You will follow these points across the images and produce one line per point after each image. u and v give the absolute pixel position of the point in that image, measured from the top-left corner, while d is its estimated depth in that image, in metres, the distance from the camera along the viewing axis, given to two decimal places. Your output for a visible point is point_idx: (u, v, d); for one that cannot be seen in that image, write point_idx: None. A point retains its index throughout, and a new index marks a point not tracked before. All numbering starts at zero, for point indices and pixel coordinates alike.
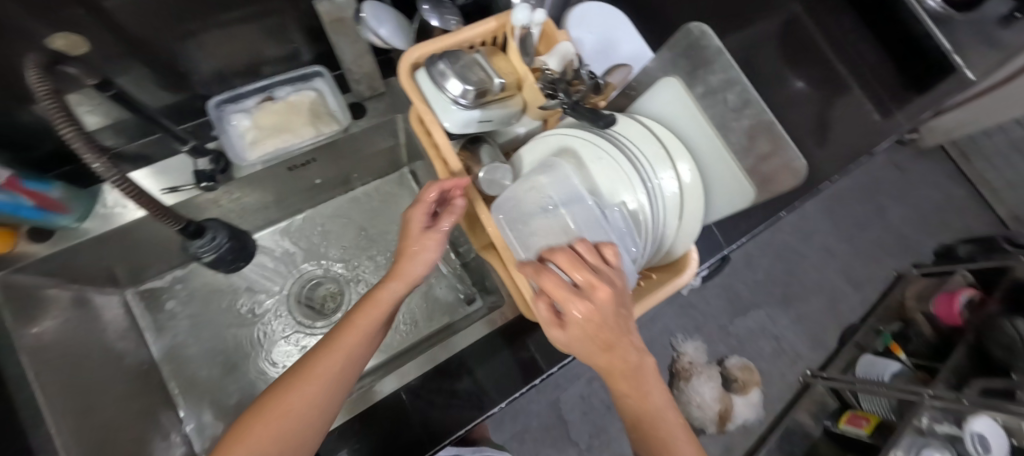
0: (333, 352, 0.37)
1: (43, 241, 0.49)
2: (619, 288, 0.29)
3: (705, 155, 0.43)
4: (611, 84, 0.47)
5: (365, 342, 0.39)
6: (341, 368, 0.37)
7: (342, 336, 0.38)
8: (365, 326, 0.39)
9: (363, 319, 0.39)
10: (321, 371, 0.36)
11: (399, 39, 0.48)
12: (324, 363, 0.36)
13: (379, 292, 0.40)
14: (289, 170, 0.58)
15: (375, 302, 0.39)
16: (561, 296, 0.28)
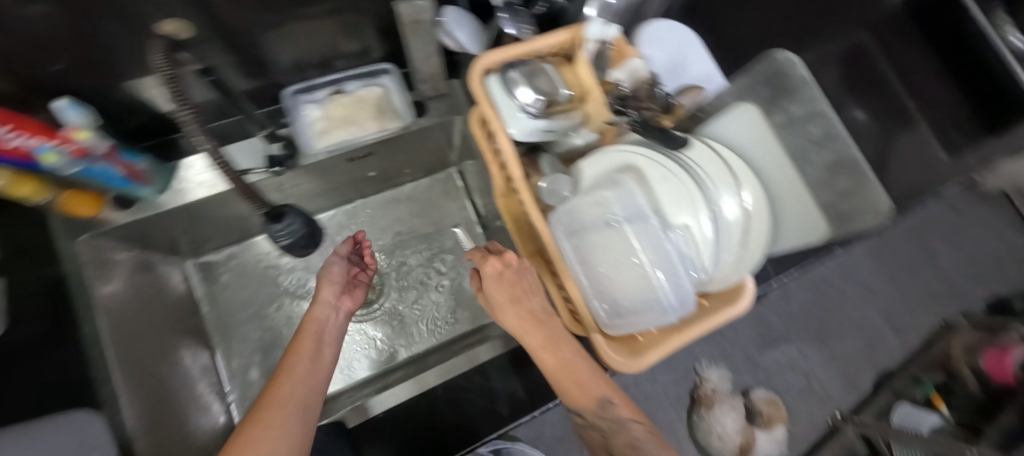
0: (282, 377, 0.43)
1: (123, 209, 0.53)
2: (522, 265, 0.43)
3: (777, 184, 0.42)
4: (683, 105, 0.46)
5: (311, 354, 0.48)
6: (298, 381, 0.43)
7: (285, 364, 0.45)
8: (308, 341, 0.49)
9: (301, 341, 0.49)
10: (283, 377, 0.43)
11: (473, 44, 0.51)
12: (282, 385, 0.42)
13: (313, 312, 0.53)
14: (349, 161, 0.60)
15: (313, 319, 0.53)
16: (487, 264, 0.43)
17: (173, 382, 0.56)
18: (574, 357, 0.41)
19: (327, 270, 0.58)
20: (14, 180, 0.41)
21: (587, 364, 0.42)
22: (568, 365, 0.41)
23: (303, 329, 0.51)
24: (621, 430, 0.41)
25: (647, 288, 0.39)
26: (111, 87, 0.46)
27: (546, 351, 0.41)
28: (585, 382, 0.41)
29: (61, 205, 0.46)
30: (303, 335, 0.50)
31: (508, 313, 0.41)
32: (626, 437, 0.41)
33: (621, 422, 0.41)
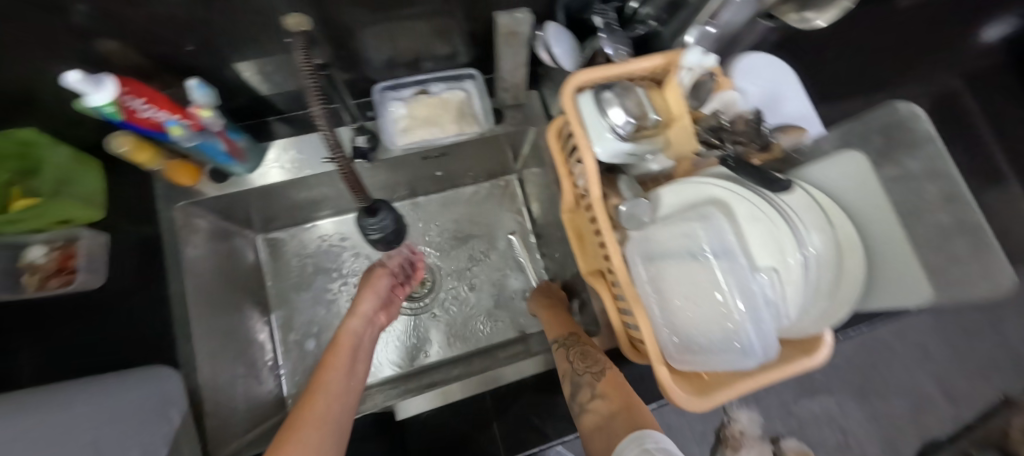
0: (328, 365, 0.48)
1: (216, 183, 0.57)
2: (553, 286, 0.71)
3: (879, 238, 0.41)
4: (781, 144, 0.44)
5: (346, 363, 0.49)
6: (338, 372, 0.47)
7: (325, 362, 0.49)
8: (345, 354, 0.50)
9: (337, 352, 0.50)
10: (319, 391, 0.44)
11: (569, 60, 0.49)
12: (328, 375, 0.47)
13: (348, 323, 0.55)
14: (422, 159, 0.63)
15: (347, 331, 0.54)
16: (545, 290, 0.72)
17: (235, 349, 0.59)
18: (551, 315, 0.61)
19: (371, 282, 0.60)
20: (134, 145, 0.45)
21: (553, 316, 0.60)
22: (549, 311, 0.62)
23: (338, 340, 0.52)
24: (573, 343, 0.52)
25: (729, 326, 0.38)
26: (225, 66, 0.49)
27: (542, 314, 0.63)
28: (557, 323, 0.58)
29: (168, 174, 0.50)
30: (340, 347, 0.51)
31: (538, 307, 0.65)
32: (575, 349, 0.50)
33: (570, 342, 0.52)
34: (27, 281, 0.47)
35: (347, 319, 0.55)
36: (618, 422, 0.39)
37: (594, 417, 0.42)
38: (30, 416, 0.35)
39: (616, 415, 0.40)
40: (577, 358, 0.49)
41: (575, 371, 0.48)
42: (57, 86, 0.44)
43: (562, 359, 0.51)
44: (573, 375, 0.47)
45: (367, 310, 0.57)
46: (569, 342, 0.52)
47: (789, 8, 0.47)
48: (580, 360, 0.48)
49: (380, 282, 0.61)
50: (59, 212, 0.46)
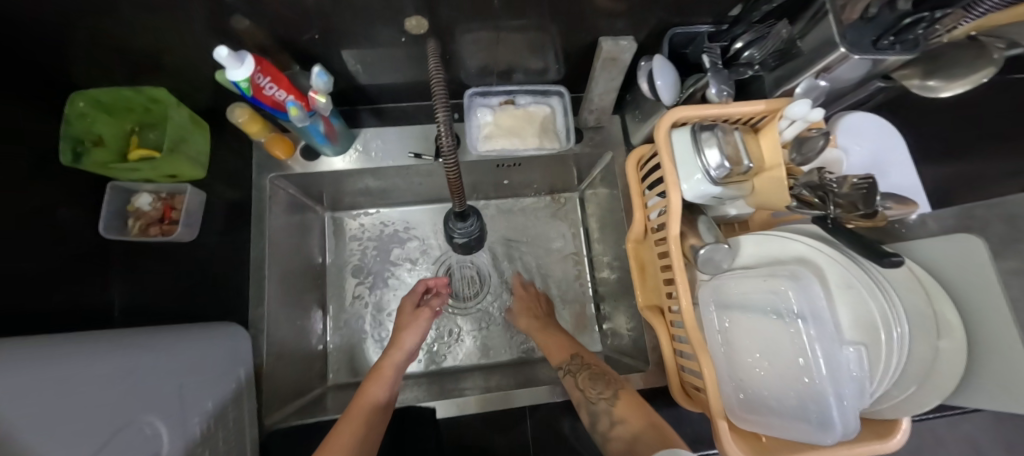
0: (365, 392, 0.49)
1: (307, 160, 0.61)
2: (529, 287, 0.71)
3: (987, 331, 0.37)
4: (888, 214, 0.41)
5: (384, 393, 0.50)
6: (376, 395, 0.49)
7: (363, 390, 0.49)
8: (383, 384, 0.50)
9: (373, 382, 0.50)
10: (345, 424, 0.44)
11: (668, 93, 0.49)
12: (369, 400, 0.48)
13: (385, 359, 0.54)
14: (497, 166, 0.66)
15: (382, 367, 0.53)
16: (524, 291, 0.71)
17: (298, 315, 0.63)
18: (547, 336, 0.62)
19: (409, 324, 0.57)
20: (249, 118, 0.51)
21: (550, 337, 0.61)
22: (542, 329, 0.63)
23: (380, 370, 0.52)
24: (583, 372, 0.52)
25: (806, 394, 0.37)
26: (336, 54, 0.52)
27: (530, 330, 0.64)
28: (556, 346, 0.59)
29: (267, 145, 0.56)
30: (377, 378, 0.51)
31: (518, 317, 0.67)
32: (585, 376, 0.51)
33: (578, 369, 0.53)
34: (133, 225, 0.51)
35: (391, 350, 0.55)
36: (643, 444, 0.41)
37: (618, 446, 0.43)
38: (135, 354, 0.37)
39: (639, 441, 0.41)
40: (588, 387, 0.50)
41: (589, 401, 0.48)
42: (190, 53, 0.48)
43: (571, 385, 0.52)
44: (588, 406, 0.48)
45: (409, 347, 0.56)
46: (577, 370, 0.53)
47: (911, 74, 0.47)
48: (592, 389, 0.49)
49: (421, 323, 0.57)
50: (169, 166, 0.50)
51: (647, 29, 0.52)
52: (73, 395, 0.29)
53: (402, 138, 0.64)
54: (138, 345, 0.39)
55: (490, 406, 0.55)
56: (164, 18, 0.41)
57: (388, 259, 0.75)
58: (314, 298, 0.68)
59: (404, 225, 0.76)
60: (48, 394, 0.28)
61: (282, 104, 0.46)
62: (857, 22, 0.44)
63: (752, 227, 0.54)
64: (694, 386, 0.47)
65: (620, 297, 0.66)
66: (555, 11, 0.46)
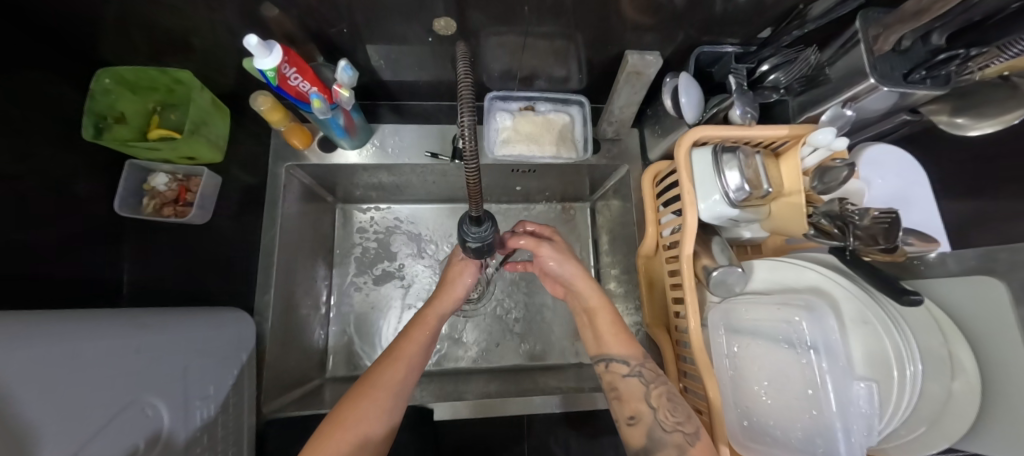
0: (398, 360, 0.44)
1: (324, 151, 0.61)
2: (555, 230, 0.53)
3: (1003, 375, 0.36)
4: (908, 250, 0.40)
5: (420, 349, 0.47)
6: (410, 368, 0.45)
7: (398, 350, 0.45)
8: (423, 335, 0.47)
9: (417, 330, 0.47)
10: (369, 390, 0.41)
11: (691, 111, 0.48)
12: (391, 370, 0.43)
13: (428, 308, 0.50)
14: (511, 171, 0.65)
15: (423, 316, 0.49)
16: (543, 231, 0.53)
17: (303, 306, 0.63)
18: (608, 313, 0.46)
19: (453, 276, 0.50)
20: (271, 106, 0.51)
21: (616, 320, 0.46)
22: (607, 303, 0.46)
23: (422, 318, 0.49)
24: (658, 383, 0.42)
25: (815, 424, 0.37)
26: (360, 48, 0.52)
27: (583, 287, 0.48)
28: (625, 336, 0.45)
29: (286, 133, 0.56)
30: (417, 328, 0.48)
31: (568, 261, 0.49)
32: (660, 390, 0.41)
33: (652, 378, 0.42)
34: (148, 204, 0.51)
35: (433, 302, 0.50)
36: None
37: None
38: (145, 336, 0.37)
39: None
40: (663, 406, 0.40)
41: (659, 423, 0.39)
42: (218, 38, 0.48)
43: (643, 393, 0.42)
44: (654, 428, 0.39)
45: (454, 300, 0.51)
46: (651, 378, 0.42)
47: (940, 110, 0.47)
48: (666, 411, 0.40)
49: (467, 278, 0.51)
50: (190, 148, 0.50)
51: (674, 44, 0.51)
52: (80, 371, 0.29)
53: (419, 137, 0.64)
54: (146, 324, 0.39)
55: (483, 412, 0.54)
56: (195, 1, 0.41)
57: (394, 256, 0.74)
58: (319, 288, 0.68)
59: (414, 222, 0.77)
60: (57, 370, 0.28)
61: (305, 95, 0.46)
62: (889, 54, 0.43)
63: (765, 251, 0.54)
64: (693, 408, 0.47)
65: (626, 312, 0.65)
66: (583, 19, 0.46)
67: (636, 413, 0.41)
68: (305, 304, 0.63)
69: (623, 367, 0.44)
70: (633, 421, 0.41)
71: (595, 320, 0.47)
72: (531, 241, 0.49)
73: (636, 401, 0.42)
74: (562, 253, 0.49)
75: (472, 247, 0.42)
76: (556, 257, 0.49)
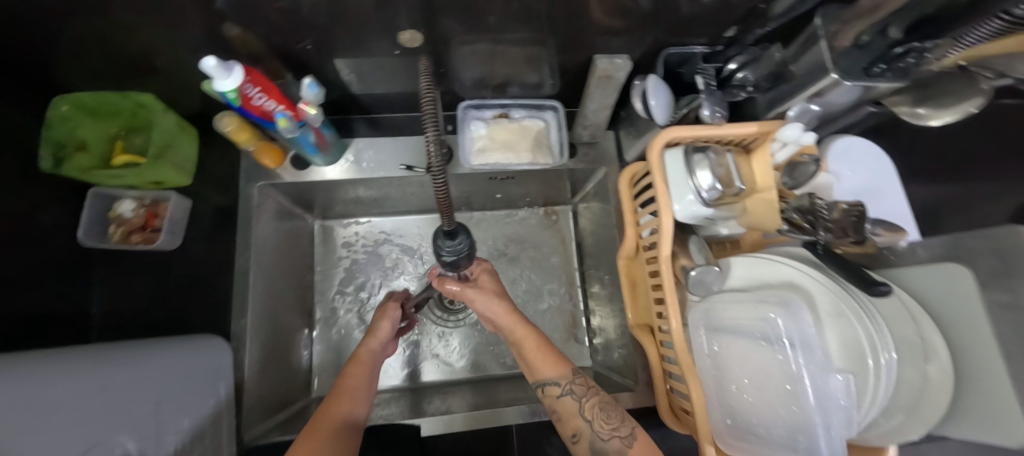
0: (341, 394, 0.45)
1: (296, 169, 0.60)
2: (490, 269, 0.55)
3: (976, 356, 0.37)
4: (877, 241, 0.41)
5: (362, 385, 0.47)
6: (355, 402, 0.44)
7: (342, 386, 0.46)
8: (364, 372, 0.48)
9: (356, 368, 0.48)
10: (323, 421, 0.40)
11: (662, 113, 0.49)
12: (339, 402, 0.43)
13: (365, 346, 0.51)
14: (489, 178, 0.65)
15: (362, 354, 0.50)
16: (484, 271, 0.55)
17: (284, 327, 0.61)
18: (530, 340, 0.48)
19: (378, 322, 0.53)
20: (237, 127, 0.49)
21: (541, 344, 0.48)
22: (532, 330, 0.49)
23: (358, 357, 0.49)
24: (589, 396, 0.44)
25: (795, 422, 0.37)
26: (329, 63, 0.51)
27: (507, 322, 0.50)
28: (548, 358, 0.47)
29: (256, 154, 0.55)
30: (357, 364, 0.49)
31: (491, 300, 0.50)
32: (592, 402, 0.44)
33: (583, 392, 0.45)
34: (114, 232, 0.50)
35: (367, 339, 0.52)
36: None
37: None
38: (117, 370, 0.37)
39: None
40: (598, 416, 0.43)
41: (598, 434, 0.42)
42: (182, 59, 0.47)
43: (577, 412, 0.44)
44: (595, 440, 0.42)
45: (383, 338, 0.52)
46: (582, 392, 0.45)
47: (901, 101, 0.48)
48: (601, 420, 0.43)
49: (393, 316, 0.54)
50: (155, 174, 0.49)
51: (643, 47, 0.52)
52: (43, 412, 0.29)
53: (395, 150, 0.63)
54: (112, 358, 0.38)
55: (481, 422, 0.53)
56: (153, 23, 0.40)
57: (376, 270, 0.73)
58: (301, 307, 0.67)
59: (394, 233, 0.76)
60: (21, 411, 0.27)
61: (270, 114, 0.45)
62: (849, 49, 0.44)
63: (744, 247, 0.54)
64: (682, 408, 0.47)
65: (611, 314, 0.65)
66: (552, 26, 0.46)
67: (577, 430, 0.43)
68: (285, 325, 0.62)
69: (555, 388, 0.45)
70: (576, 439, 0.43)
71: (522, 348, 0.49)
72: (459, 288, 0.51)
73: (573, 418, 0.44)
74: (486, 290, 0.51)
75: (447, 261, 0.42)
76: (481, 294, 0.51)
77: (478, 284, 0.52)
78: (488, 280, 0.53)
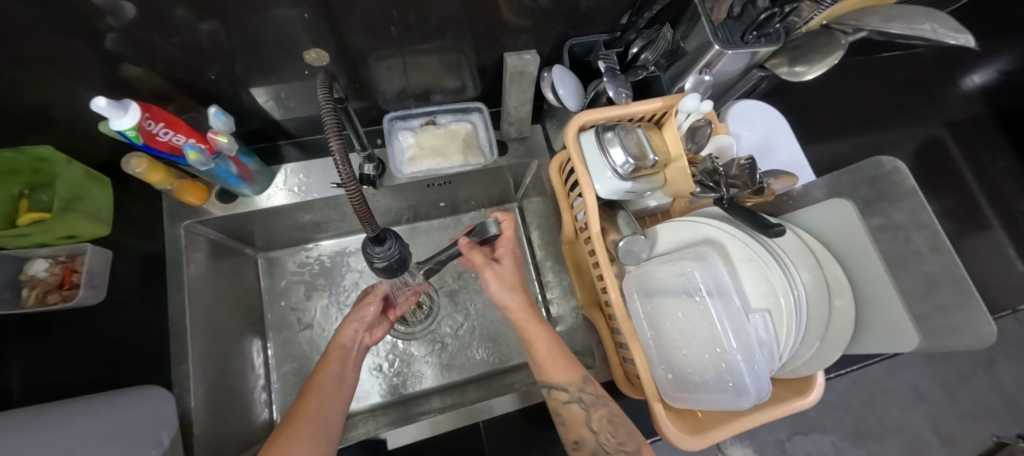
0: (311, 392, 0.45)
1: (224, 203, 0.59)
2: (509, 240, 0.52)
3: (867, 276, 0.42)
4: (775, 189, 0.45)
5: (337, 377, 0.48)
6: (324, 398, 0.45)
7: (312, 384, 0.46)
8: (336, 365, 0.49)
9: (326, 365, 0.49)
10: (294, 425, 0.42)
11: (572, 101, 0.52)
12: (308, 400, 0.44)
13: (341, 335, 0.52)
14: (427, 186, 0.66)
15: (338, 344, 0.51)
16: (504, 241, 0.53)
17: (235, 367, 0.59)
18: (542, 338, 0.48)
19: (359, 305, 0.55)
20: (148, 167, 0.48)
21: (552, 345, 0.48)
22: (544, 333, 0.49)
23: (328, 353, 0.50)
24: (597, 406, 0.46)
25: (724, 365, 0.39)
26: (244, 92, 0.51)
27: (521, 317, 0.50)
28: (562, 363, 0.47)
29: (177, 193, 0.53)
30: (330, 360, 0.49)
31: (507, 291, 0.51)
32: (600, 413, 0.45)
33: (591, 402, 0.46)
34: (26, 295, 0.47)
35: (336, 335, 0.53)
36: None
37: None
38: (32, 433, 0.35)
39: None
40: (604, 429, 0.44)
41: (601, 446, 0.44)
42: (80, 106, 0.45)
43: (586, 420, 0.45)
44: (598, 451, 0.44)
45: (355, 330, 0.53)
46: (590, 402, 0.46)
47: (780, 63, 0.52)
48: (608, 432, 0.44)
49: (367, 311, 0.54)
50: (66, 227, 0.47)
51: (549, 41, 0.55)
52: None
53: (324, 170, 0.63)
54: (26, 428, 0.35)
55: (471, 418, 0.54)
56: (37, 74, 0.39)
57: (328, 295, 0.72)
58: (253, 343, 0.65)
59: (350, 254, 0.75)
60: None
61: (180, 148, 0.45)
62: (726, 21, 0.48)
63: (673, 214, 0.57)
64: (634, 374, 0.49)
65: (566, 299, 0.67)
66: (457, 32, 0.48)
67: (580, 438, 0.45)
68: (236, 366, 0.59)
69: (563, 394, 0.46)
70: (577, 446, 0.45)
71: (532, 347, 0.49)
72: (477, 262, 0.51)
73: (579, 425, 0.46)
74: (505, 279, 0.51)
75: (381, 267, 0.42)
76: (498, 281, 0.51)
77: (500, 265, 0.52)
78: (509, 261, 0.52)
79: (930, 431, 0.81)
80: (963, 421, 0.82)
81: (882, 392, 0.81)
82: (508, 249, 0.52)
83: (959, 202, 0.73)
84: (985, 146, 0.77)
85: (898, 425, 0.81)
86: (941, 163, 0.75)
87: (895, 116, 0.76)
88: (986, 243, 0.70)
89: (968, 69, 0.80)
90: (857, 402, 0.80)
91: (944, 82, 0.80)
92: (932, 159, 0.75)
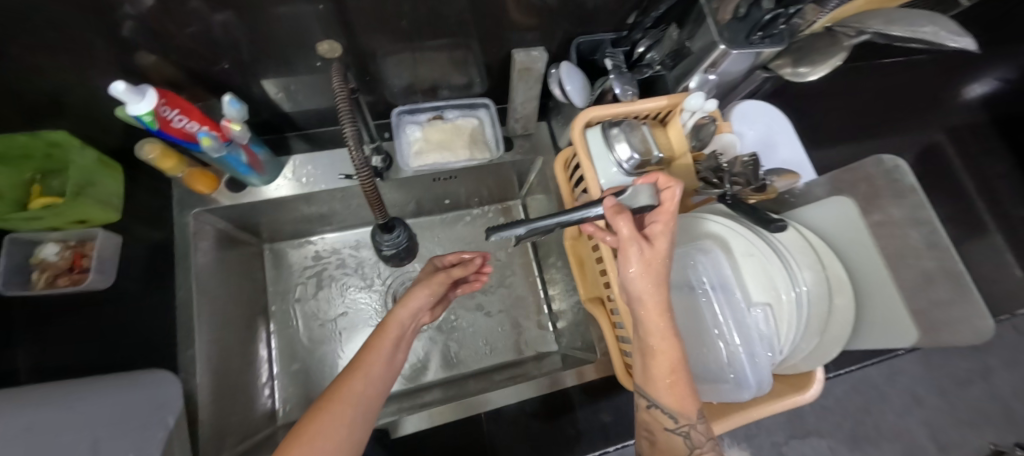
0: (359, 367, 0.42)
1: (231, 192, 0.60)
2: (665, 218, 0.36)
3: (867, 272, 0.43)
4: (777, 187, 0.46)
5: (386, 359, 0.44)
6: (369, 380, 0.41)
7: (358, 359, 0.43)
8: (388, 345, 0.45)
9: (381, 341, 0.44)
10: (335, 406, 0.38)
11: (578, 97, 0.53)
12: (353, 380, 0.40)
13: (399, 311, 0.48)
14: (433, 180, 0.67)
15: (395, 319, 0.47)
16: (664, 207, 0.37)
17: (240, 356, 0.60)
18: (669, 355, 0.36)
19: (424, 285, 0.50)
20: (161, 154, 0.49)
21: (677, 367, 0.36)
22: (674, 347, 0.36)
23: (386, 327, 0.46)
24: (706, 450, 0.37)
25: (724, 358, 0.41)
26: (255, 84, 0.52)
27: (653, 322, 0.36)
28: (686, 394, 0.37)
29: (188, 181, 0.55)
30: (384, 334, 0.45)
31: (649, 280, 0.35)
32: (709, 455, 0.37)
33: (701, 442, 0.37)
34: (37, 278, 0.47)
35: (396, 308, 0.48)
36: None
37: None
38: (45, 410, 0.36)
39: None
40: None
41: None
42: (95, 94, 0.46)
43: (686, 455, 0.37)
44: None
45: (416, 307, 0.49)
46: (700, 441, 0.37)
47: (784, 64, 0.54)
48: None
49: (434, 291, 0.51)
50: (77, 211, 0.47)
51: (556, 39, 0.56)
52: None
53: (331, 161, 0.64)
54: (42, 404, 0.37)
55: (467, 411, 0.52)
56: (57, 60, 0.40)
57: (332, 286, 0.72)
58: (258, 332, 0.66)
59: (354, 247, 0.76)
60: None
61: (193, 135, 0.46)
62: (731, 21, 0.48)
63: None
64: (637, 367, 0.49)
65: (568, 296, 0.68)
66: (466, 28, 0.49)
67: None
68: (240, 355, 0.60)
69: (666, 419, 0.38)
70: None
71: (651, 362, 0.37)
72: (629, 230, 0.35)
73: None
74: (652, 268, 0.35)
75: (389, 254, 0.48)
76: (637, 260, 0.35)
77: (650, 246, 0.36)
78: (664, 243, 0.36)
79: (928, 437, 0.81)
80: (959, 427, 0.83)
81: (880, 397, 0.81)
82: (660, 228, 0.37)
83: (959, 207, 0.74)
84: (985, 152, 0.77)
85: (894, 430, 0.81)
86: (941, 168, 0.76)
87: (895, 121, 0.77)
88: (986, 248, 0.71)
89: (970, 78, 0.81)
90: (855, 406, 0.81)
91: (946, 89, 0.81)
92: (933, 164, 0.76)
